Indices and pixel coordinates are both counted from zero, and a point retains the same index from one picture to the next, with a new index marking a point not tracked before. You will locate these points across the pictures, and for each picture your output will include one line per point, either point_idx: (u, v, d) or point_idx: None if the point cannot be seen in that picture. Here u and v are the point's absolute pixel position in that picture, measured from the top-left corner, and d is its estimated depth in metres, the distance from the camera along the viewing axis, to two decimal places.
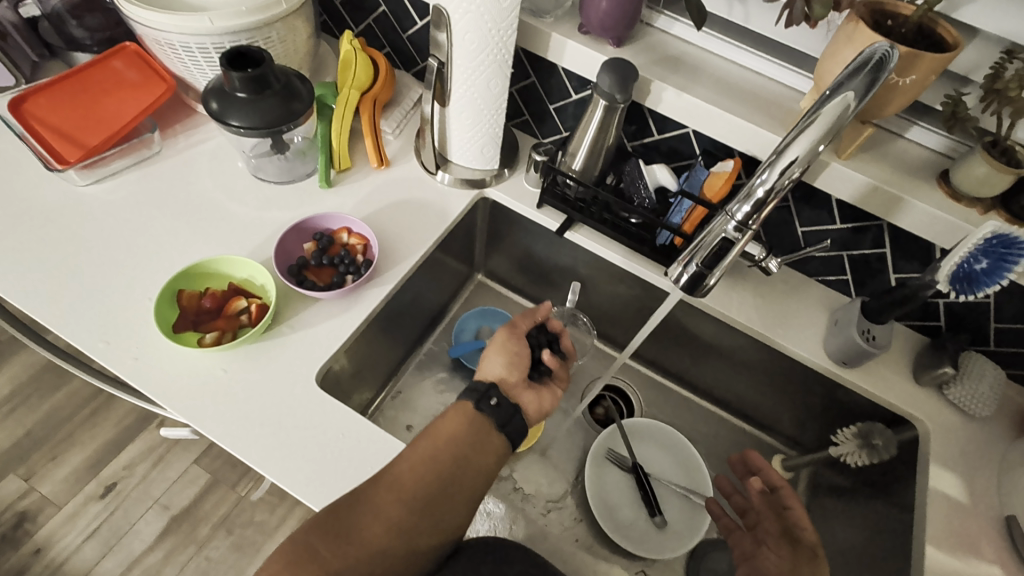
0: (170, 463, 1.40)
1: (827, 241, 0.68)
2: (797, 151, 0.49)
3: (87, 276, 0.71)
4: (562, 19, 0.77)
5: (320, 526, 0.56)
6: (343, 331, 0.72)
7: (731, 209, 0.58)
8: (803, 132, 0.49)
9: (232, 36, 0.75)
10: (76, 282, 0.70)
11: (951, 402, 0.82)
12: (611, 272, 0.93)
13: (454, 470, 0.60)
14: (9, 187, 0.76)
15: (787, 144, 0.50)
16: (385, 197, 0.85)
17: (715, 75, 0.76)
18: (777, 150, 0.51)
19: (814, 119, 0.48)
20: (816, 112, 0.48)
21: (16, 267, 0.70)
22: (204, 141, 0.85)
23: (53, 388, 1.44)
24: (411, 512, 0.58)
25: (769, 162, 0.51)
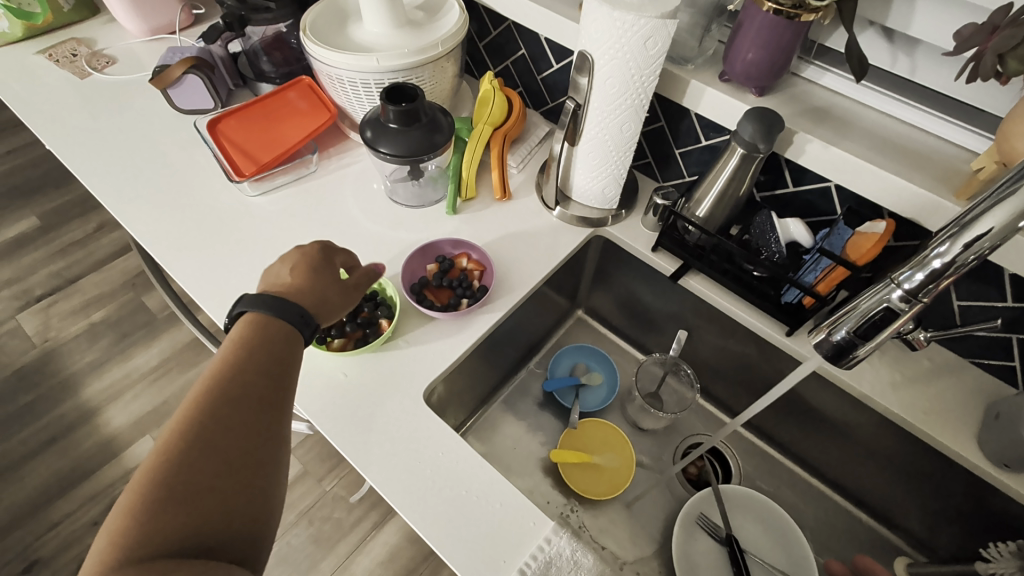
0: None
1: (999, 323, 0.59)
2: (990, 224, 0.44)
3: (245, 273, 0.81)
4: (703, 67, 0.77)
5: (122, 519, 0.45)
6: (453, 352, 0.75)
7: (899, 276, 0.52)
8: (1000, 203, 0.44)
9: (392, 73, 0.83)
10: (236, 277, 0.80)
11: None
12: (723, 325, 0.88)
13: (221, 392, 0.53)
14: (197, 190, 0.90)
15: (977, 216, 0.45)
16: (504, 228, 0.89)
17: (870, 129, 0.71)
18: (962, 221, 0.46)
19: (1014, 190, 0.43)
20: (1017, 182, 0.42)
21: (193, 258, 0.82)
22: (351, 164, 0.95)
23: (190, 364, 1.64)
24: (216, 446, 0.50)
25: (951, 234, 0.46)
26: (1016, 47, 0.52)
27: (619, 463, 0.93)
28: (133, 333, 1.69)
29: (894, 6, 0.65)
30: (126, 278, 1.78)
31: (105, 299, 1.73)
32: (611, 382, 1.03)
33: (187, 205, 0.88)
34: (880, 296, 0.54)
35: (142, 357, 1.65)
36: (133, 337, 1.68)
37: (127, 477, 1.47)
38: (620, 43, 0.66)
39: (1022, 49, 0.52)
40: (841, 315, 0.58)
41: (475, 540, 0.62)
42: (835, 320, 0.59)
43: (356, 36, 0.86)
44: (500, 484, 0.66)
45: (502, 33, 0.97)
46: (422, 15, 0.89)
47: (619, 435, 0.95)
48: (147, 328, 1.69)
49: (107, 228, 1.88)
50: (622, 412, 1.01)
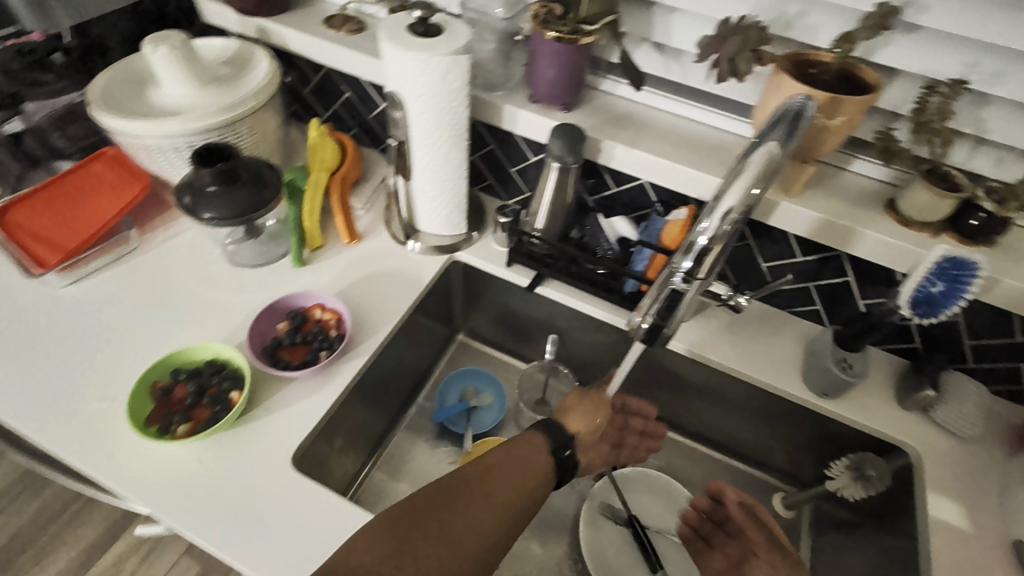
0: (158, 554, 1.35)
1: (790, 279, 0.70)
2: (732, 199, 0.49)
3: (64, 375, 0.72)
4: (512, 91, 0.82)
5: None
6: (320, 410, 0.73)
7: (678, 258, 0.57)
8: (736, 180, 0.49)
9: (203, 134, 0.80)
10: (51, 383, 0.71)
11: (942, 425, 0.80)
12: (586, 322, 0.94)
13: (442, 521, 0.56)
14: None
15: (722, 193, 0.50)
16: (358, 270, 0.88)
17: (661, 129, 0.80)
18: (713, 199, 0.51)
19: (742, 167, 0.49)
20: (743, 162, 0.49)
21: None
22: (180, 232, 0.89)
23: (40, 485, 1.41)
24: None
25: (707, 211, 0.51)
26: (740, 52, 0.61)
27: None
28: None
29: (656, 20, 0.73)
30: None
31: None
32: (500, 399, 1.04)
33: None
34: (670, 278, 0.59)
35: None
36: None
37: None
38: (422, 81, 0.68)
39: (742, 54, 0.61)
40: (648, 302, 0.64)
41: None
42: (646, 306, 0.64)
43: (157, 100, 0.81)
44: None
45: (325, 79, 0.98)
46: (229, 70, 0.86)
47: None
48: None
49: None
50: (516, 424, 1.03)
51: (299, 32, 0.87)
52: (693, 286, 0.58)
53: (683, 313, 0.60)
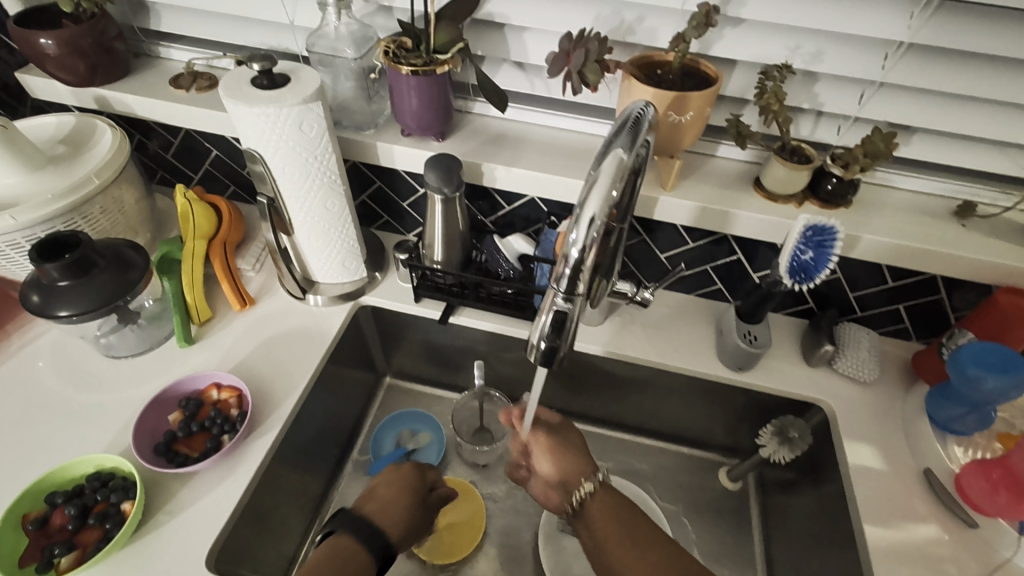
0: None
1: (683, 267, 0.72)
2: (596, 204, 0.48)
3: None
4: (383, 127, 0.80)
5: None
6: (230, 498, 0.67)
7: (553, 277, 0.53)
8: (594, 186, 0.48)
9: (45, 225, 0.72)
10: None
11: (845, 375, 0.85)
12: (507, 343, 0.93)
13: None
14: None
15: (584, 200, 0.48)
16: (256, 338, 0.83)
17: (538, 143, 0.80)
18: (576, 208, 0.49)
19: (596, 176, 0.48)
20: (598, 168, 0.47)
21: None
22: (40, 335, 0.81)
23: None
24: None
25: (573, 220, 0.48)
26: (585, 63, 0.62)
27: (469, 512, 0.92)
28: None
29: (509, 40, 0.74)
30: None
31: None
32: (438, 435, 1.00)
33: None
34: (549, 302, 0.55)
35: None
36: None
37: None
38: (276, 135, 0.65)
39: (588, 65, 0.62)
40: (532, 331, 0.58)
41: None
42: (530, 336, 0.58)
43: None
44: None
45: (185, 140, 0.91)
46: (66, 150, 0.79)
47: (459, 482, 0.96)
48: None
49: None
50: (459, 458, 1.00)
51: (144, 98, 0.81)
52: (574, 306, 0.55)
53: (571, 335, 0.57)
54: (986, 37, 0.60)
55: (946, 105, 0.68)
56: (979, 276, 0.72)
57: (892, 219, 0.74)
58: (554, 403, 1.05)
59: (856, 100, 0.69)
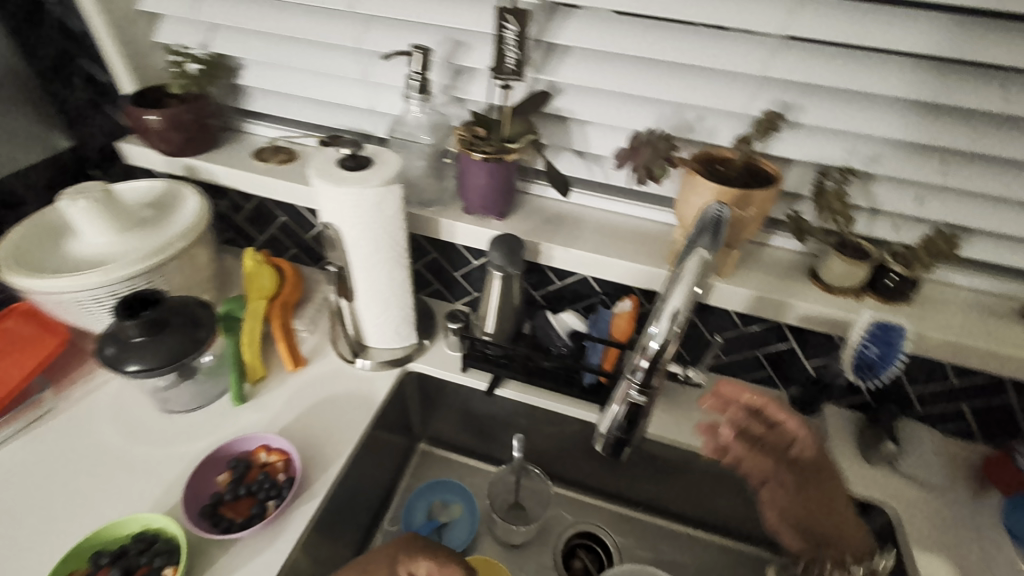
0: None
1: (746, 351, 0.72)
2: (678, 299, 0.52)
3: None
4: (447, 204, 0.85)
5: None
6: (270, 569, 0.65)
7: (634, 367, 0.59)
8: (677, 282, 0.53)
9: (127, 282, 0.76)
10: None
11: (908, 477, 0.81)
12: (550, 418, 0.92)
13: None
14: None
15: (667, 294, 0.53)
16: (304, 399, 0.84)
17: (594, 225, 0.83)
18: (660, 299, 0.54)
19: (681, 270, 0.52)
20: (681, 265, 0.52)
21: None
22: (101, 383, 0.84)
23: None
24: None
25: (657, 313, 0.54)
26: (654, 159, 0.66)
27: None
28: None
29: (573, 131, 0.79)
30: None
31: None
32: (470, 508, 0.98)
33: None
34: (624, 394, 0.61)
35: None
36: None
37: None
38: (356, 212, 0.69)
39: (656, 160, 0.66)
40: (603, 419, 0.64)
41: None
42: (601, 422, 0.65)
43: (77, 250, 0.79)
44: None
45: (258, 206, 0.97)
46: (153, 212, 0.85)
47: (497, 564, 0.88)
48: None
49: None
50: (492, 535, 0.97)
51: (230, 169, 0.88)
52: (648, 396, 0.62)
53: (645, 423, 0.63)
54: None
55: (1009, 210, 0.69)
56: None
57: (954, 317, 0.73)
58: (593, 481, 1.01)
59: (915, 201, 0.71)
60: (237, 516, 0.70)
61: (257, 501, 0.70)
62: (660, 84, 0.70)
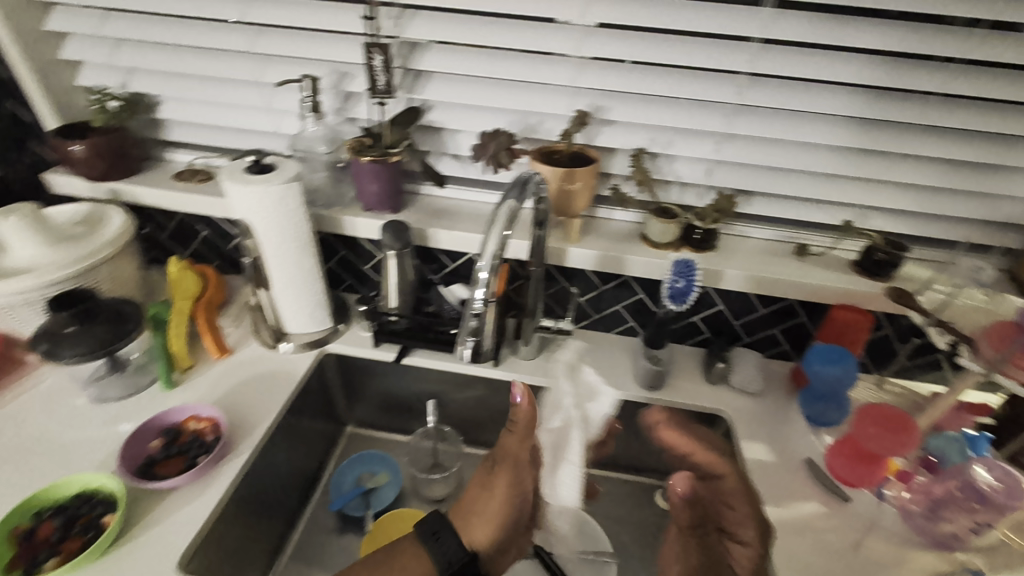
0: None
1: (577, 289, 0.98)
2: (492, 246, 0.69)
3: None
4: (348, 205, 1.01)
5: None
6: (201, 513, 0.75)
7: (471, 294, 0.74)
8: (492, 232, 0.69)
9: (58, 286, 0.86)
10: None
11: (742, 391, 1.00)
12: (458, 382, 1.08)
13: None
14: None
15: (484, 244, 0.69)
16: (233, 378, 0.96)
17: (472, 214, 1.02)
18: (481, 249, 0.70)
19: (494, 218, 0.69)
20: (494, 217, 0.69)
21: None
22: (41, 385, 0.91)
23: None
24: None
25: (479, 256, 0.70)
26: (501, 151, 0.87)
27: None
28: None
29: (446, 139, 0.98)
30: None
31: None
32: (396, 474, 1.09)
33: None
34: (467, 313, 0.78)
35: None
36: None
37: None
38: (264, 207, 0.84)
39: (501, 151, 0.87)
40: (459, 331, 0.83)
41: None
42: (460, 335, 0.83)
43: (5, 264, 0.87)
44: None
45: (180, 223, 1.10)
46: (83, 229, 0.95)
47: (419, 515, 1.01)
48: None
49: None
50: (416, 495, 1.09)
51: (149, 191, 1.01)
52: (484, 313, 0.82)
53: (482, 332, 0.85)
54: (771, 126, 0.87)
55: (773, 176, 0.93)
56: (821, 298, 0.92)
57: (746, 255, 0.96)
58: None
59: (707, 173, 0.94)
60: (159, 470, 0.79)
61: (129, 460, 0.80)
62: (505, 97, 0.90)
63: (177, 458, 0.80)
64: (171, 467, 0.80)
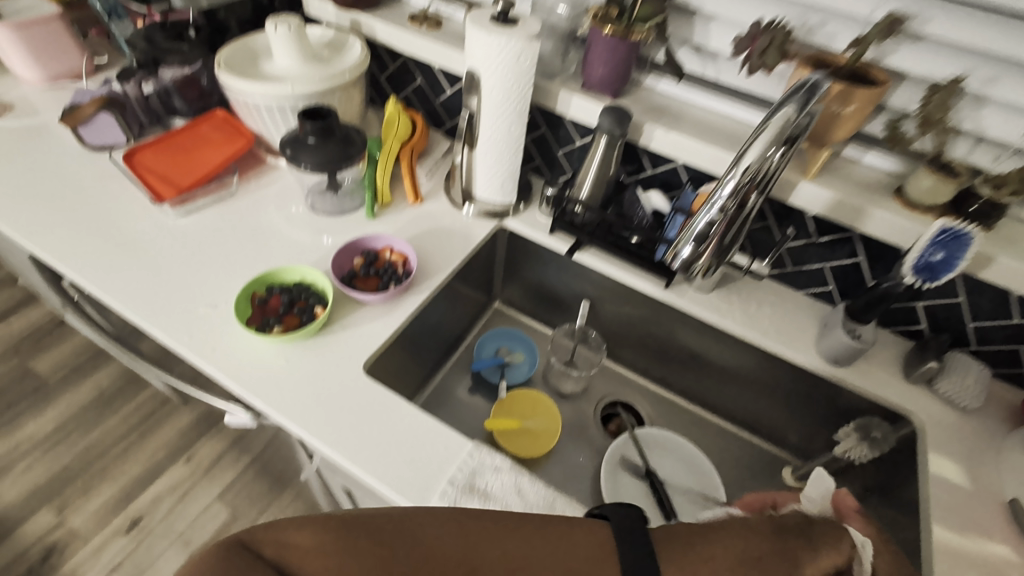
0: (212, 479, 1.55)
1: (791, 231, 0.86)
2: (751, 157, 0.64)
3: (178, 272, 0.87)
4: (567, 81, 0.96)
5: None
6: (385, 330, 0.84)
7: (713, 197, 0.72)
8: (756, 141, 0.63)
9: (305, 98, 0.95)
10: (176, 280, 0.86)
11: (947, 402, 0.85)
12: (617, 293, 1.06)
13: None
14: (126, 209, 0.95)
15: (743, 153, 0.65)
16: (421, 225, 1.02)
17: (695, 119, 0.92)
18: (736, 159, 0.66)
19: (766, 124, 0.62)
20: (766, 124, 0.62)
21: (134, 279, 0.85)
22: (271, 184, 1.05)
23: (116, 408, 1.64)
24: None
25: (731, 167, 0.66)
26: (770, 48, 0.75)
27: (545, 425, 1.02)
28: (54, 385, 1.67)
29: (696, 26, 0.87)
30: (40, 331, 1.77)
31: (24, 355, 1.71)
32: (531, 358, 1.13)
33: (119, 219, 0.93)
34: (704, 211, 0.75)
35: (54, 409, 1.62)
36: (52, 390, 1.65)
37: (41, 543, 1.41)
38: (499, 61, 0.84)
39: (770, 50, 0.75)
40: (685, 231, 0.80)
41: (415, 476, 0.68)
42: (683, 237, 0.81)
43: (269, 69, 0.97)
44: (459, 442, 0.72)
45: (400, 67, 1.14)
46: (329, 52, 1.02)
47: (546, 403, 1.05)
48: (71, 374, 1.69)
49: (30, 299, 1.84)
50: (544, 383, 1.13)
51: (385, 26, 1.04)
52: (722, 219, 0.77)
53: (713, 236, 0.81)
54: None
55: None
56: None
57: None
58: (638, 364, 1.14)
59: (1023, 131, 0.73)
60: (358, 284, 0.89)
61: (337, 271, 0.91)
62: None
63: (373, 278, 0.90)
64: (368, 285, 0.89)
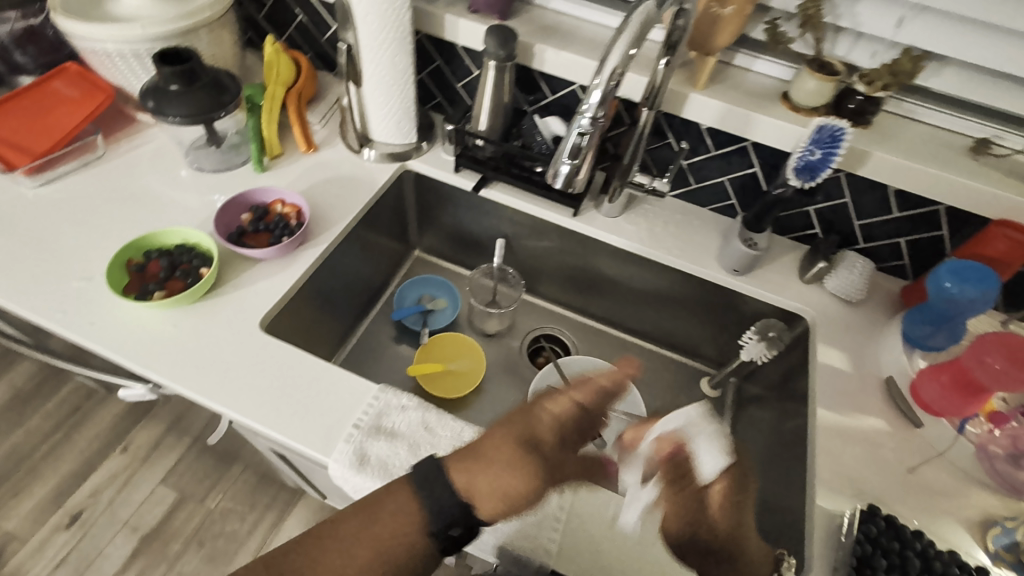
0: (153, 464, 1.51)
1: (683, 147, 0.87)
2: (615, 58, 0.60)
3: (43, 247, 0.80)
4: (452, 4, 0.90)
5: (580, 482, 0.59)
6: (282, 285, 0.81)
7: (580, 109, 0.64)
8: (617, 44, 0.60)
9: (162, 41, 0.85)
10: (41, 256, 0.79)
11: (836, 297, 0.90)
12: (531, 227, 1.05)
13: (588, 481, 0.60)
14: None
15: (608, 54, 0.61)
16: (316, 174, 0.96)
17: (587, 35, 0.89)
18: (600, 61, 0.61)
19: (626, 25, 0.60)
20: (627, 23, 0.60)
21: None
22: (144, 143, 0.96)
23: (35, 405, 1.55)
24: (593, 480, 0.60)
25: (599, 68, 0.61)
26: None
27: (471, 365, 1.03)
28: None
29: None
30: None
31: None
32: (454, 303, 1.12)
33: None
34: (570, 133, 0.67)
35: None
36: None
37: None
38: None
39: None
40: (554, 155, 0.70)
41: (319, 426, 0.68)
42: (556, 160, 0.70)
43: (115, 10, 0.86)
44: (364, 387, 0.72)
45: (276, 2, 1.04)
46: None
47: (471, 345, 1.05)
48: None
49: None
50: (469, 326, 1.13)
51: None
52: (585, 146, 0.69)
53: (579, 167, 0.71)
54: None
55: (982, 41, 0.72)
56: (982, 209, 0.76)
57: (903, 140, 0.79)
58: (561, 297, 1.15)
59: (894, 24, 0.74)
60: (249, 242, 0.85)
61: (225, 229, 0.86)
62: None
63: (264, 233, 0.85)
64: (259, 240, 0.85)
